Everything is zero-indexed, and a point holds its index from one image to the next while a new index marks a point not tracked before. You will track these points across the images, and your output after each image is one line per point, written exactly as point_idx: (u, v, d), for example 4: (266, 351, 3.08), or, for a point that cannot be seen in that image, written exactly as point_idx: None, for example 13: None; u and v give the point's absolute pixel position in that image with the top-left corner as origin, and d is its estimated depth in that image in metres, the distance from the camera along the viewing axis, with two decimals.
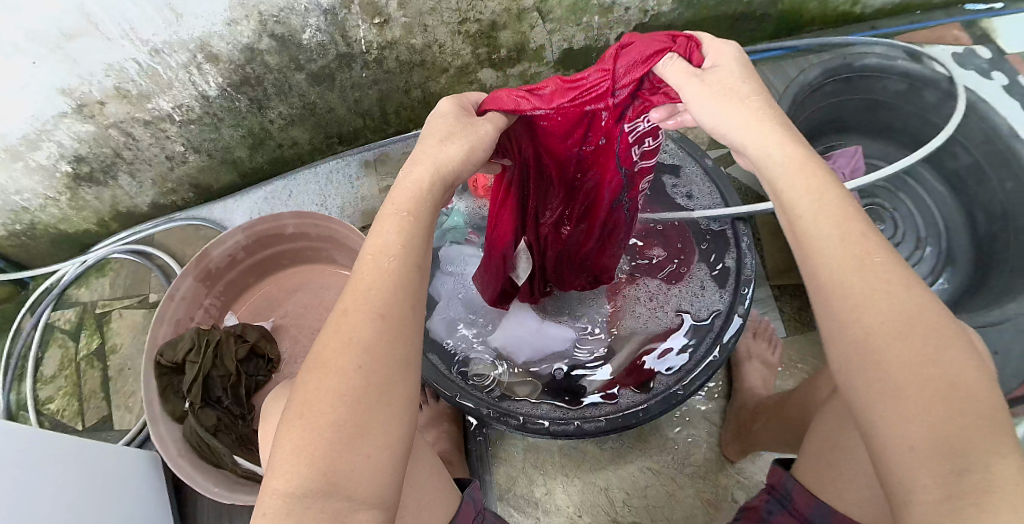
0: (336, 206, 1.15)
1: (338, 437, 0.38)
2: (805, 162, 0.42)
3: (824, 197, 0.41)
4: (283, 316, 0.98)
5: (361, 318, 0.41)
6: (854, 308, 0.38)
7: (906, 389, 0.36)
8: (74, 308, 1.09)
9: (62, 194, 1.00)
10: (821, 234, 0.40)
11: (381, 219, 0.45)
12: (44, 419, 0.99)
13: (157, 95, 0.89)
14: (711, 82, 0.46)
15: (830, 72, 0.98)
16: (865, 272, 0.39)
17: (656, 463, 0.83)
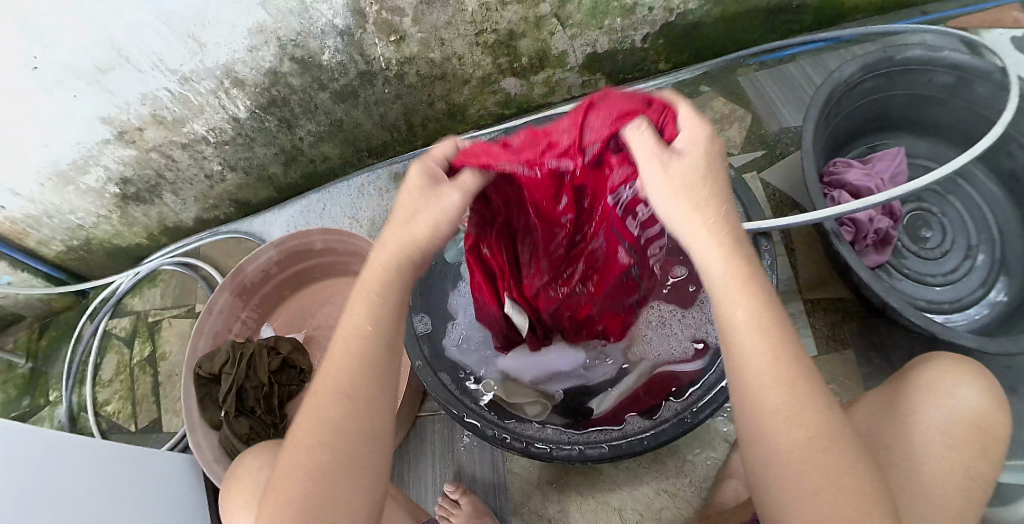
0: (367, 218, 1.16)
1: (307, 511, 0.43)
2: (748, 277, 0.42)
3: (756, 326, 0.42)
4: (316, 326, 1.01)
5: (331, 398, 0.46)
6: (781, 420, 0.40)
7: (821, 496, 0.39)
8: (129, 317, 1.19)
9: (113, 212, 1.08)
10: (755, 353, 0.41)
11: (353, 305, 0.49)
12: (102, 420, 1.10)
13: (191, 119, 0.94)
14: (673, 173, 0.43)
15: (867, 68, 0.88)
16: (794, 389, 0.41)
17: (673, 486, 0.82)
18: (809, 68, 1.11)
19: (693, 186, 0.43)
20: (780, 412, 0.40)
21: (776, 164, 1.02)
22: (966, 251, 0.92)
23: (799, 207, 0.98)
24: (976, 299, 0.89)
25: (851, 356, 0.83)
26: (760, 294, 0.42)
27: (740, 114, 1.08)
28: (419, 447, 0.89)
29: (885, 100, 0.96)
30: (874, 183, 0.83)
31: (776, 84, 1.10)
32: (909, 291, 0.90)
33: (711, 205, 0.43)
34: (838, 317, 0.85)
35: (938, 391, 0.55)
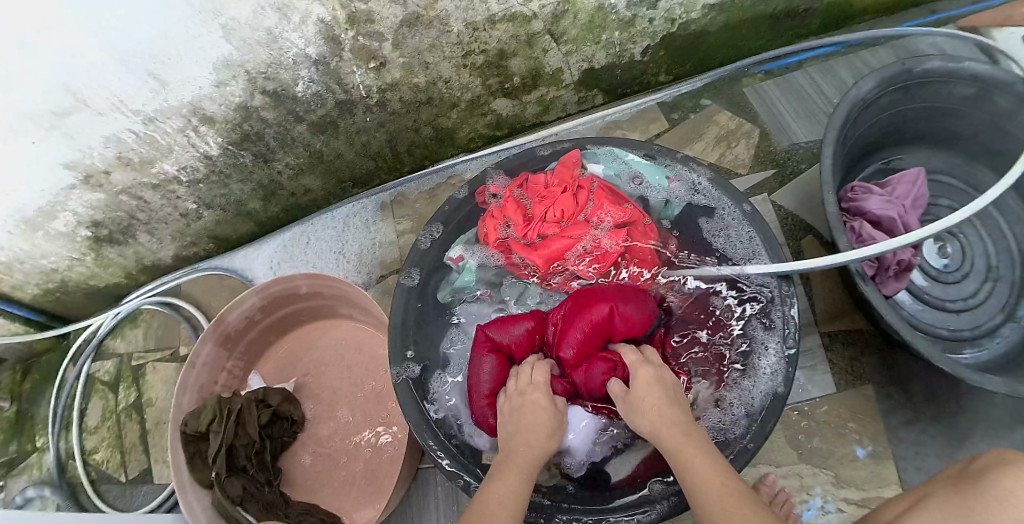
0: (355, 251, 1.09)
1: None
2: (683, 438, 0.61)
3: (691, 468, 0.57)
4: (304, 373, 0.96)
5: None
6: (712, 497, 0.53)
7: None
8: (112, 360, 1.13)
9: (87, 254, 1.02)
10: (691, 463, 0.58)
11: (504, 473, 0.61)
12: (91, 470, 1.07)
13: (160, 160, 0.88)
14: (627, 398, 0.68)
15: (885, 84, 0.86)
16: (719, 478, 0.55)
17: None
18: (824, 84, 1.05)
19: (646, 398, 0.66)
20: (715, 496, 0.53)
21: (790, 183, 0.97)
22: (984, 274, 0.91)
23: (812, 231, 0.94)
24: (997, 325, 0.88)
25: (870, 391, 0.85)
26: (695, 447, 0.59)
27: (747, 129, 1.03)
28: (422, 502, 0.86)
29: (903, 113, 0.95)
30: (895, 211, 0.82)
31: (783, 95, 1.04)
32: (924, 318, 0.90)
33: (650, 408, 0.65)
34: (856, 350, 0.87)
35: (1011, 498, 0.45)
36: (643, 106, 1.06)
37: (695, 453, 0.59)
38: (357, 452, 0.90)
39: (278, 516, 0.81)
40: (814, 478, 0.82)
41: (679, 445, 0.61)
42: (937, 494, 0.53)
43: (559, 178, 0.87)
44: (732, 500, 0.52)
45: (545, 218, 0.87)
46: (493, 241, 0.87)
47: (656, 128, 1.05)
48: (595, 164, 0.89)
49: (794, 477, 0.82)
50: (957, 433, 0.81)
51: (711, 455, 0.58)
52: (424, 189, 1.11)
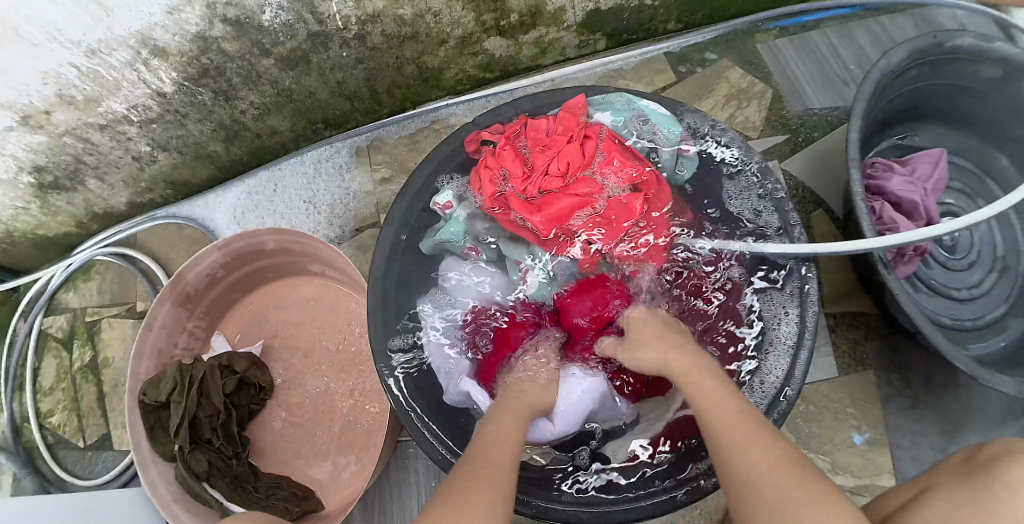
0: (327, 203, 0.98)
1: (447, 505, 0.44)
2: (693, 366, 0.60)
3: (704, 392, 0.56)
4: (272, 335, 0.88)
5: (496, 475, 0.49)
6: (730, 406, 0.52)
7: (771, 463, 0.46)
8: (65, 315, 1.04)
9: (32, 202, 0.91)
10: (703, 381, 0.57)
11: (491, 420, 0.60)
12: (47, 434, 1.00)
13: (106, 98, 0.77)
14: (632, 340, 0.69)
15: (914, 55, 0.82)
16: (730, 397, 0.54)
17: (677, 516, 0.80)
18: (841, 49, 0.98)
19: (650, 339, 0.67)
20: (726, 408, 0.52)
21: (801, 150, 0.93)
22: (990, 265, 0.92)
23: (823, 205, 0.91)
24: (997, 316, 0.90)
25: (871, 376, 0.88)
26: (705, 374, 0.59)
27: (759, 89, 0.96)
28: (402, 477, 0.81)
29: (924, 89, 0.91)
30: (917, 196, 0.87)
31: (797, 55, 0.98)
32: (929, 306, 0.91)
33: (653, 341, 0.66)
34: (859, 333, 0.90)
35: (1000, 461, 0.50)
36: (649, 57, 0.98)
37: (703, 378, 0.58)
38: (332, 422, 0.83)
39: (247, 491, 0.77)
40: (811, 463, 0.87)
41: (688, 374, 0.60)
42: (942, 483, 0.53)
43: (563, 125, 0.79)
44: (744, 421, 0.50)
45: (548, 170, 0.79)
46: (490, 197, 0.81)
47: (662, 81, 0.97)
48: (601, 112, 0.82)
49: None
50: (949, 425, 0.85)
51: (716, 380, 0.57)
52: (405, 130, 0.99)
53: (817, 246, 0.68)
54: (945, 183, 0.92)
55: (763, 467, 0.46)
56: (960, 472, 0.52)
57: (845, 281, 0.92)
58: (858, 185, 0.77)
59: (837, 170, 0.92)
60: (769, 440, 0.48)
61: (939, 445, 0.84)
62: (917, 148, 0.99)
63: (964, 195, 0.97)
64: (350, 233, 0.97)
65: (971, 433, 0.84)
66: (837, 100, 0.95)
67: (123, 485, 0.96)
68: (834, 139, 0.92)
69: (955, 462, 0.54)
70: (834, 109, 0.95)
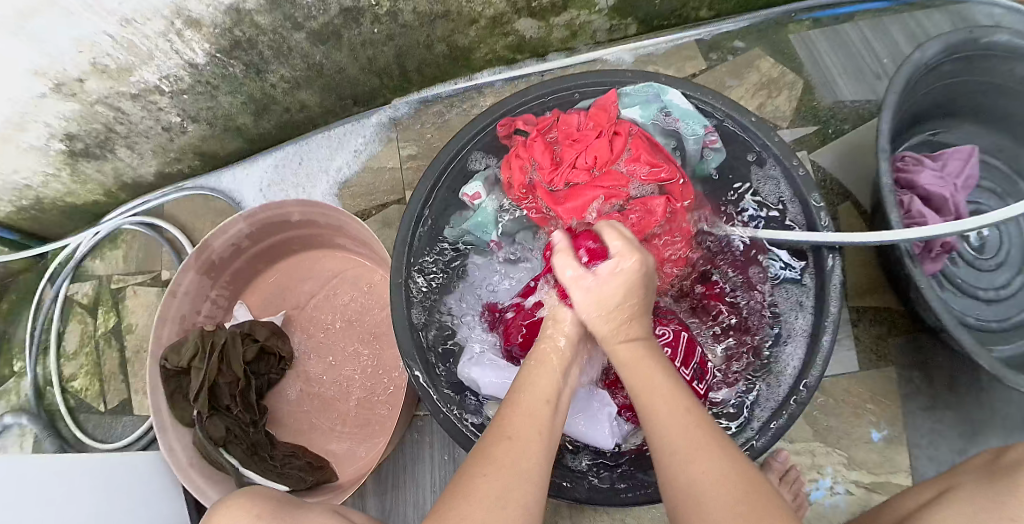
0: (353, 179, 0.99)
1: (493, 461, 0.44)
2: (643, 361, 0.50)
3: (652, 393, 0.46)
4: (295, 306, 0.89)
5: (534, 430, 0.46)
6: (657, 394, 0.46)
7: (710, 464, 0.41)
8: (90, 282, 1.06)
9: (62, 169, 0.93)
10: (628, 355, 0.51)
11: (543, 357, 0.54)
12: (69, 398, 1.02)
13: (139, 68, 0.78)
14: (600, 290, 0.54)
15: (950, 52, 0.80)
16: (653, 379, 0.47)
17: None
18: (875, 42, 0.96)
19: (617, 301, 0.54)
20: (645, 396, 0.46)
21: (830, 144, 0.92)
22: (1020, 266, 0.90)
23: (850, 198, 0.90)
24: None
25: (891, 373, 0.87)
26: (659, 372, 0.48)
27: (790, 79, 0.95)
28: (417, 451, 0.82)
29: (958, 87, 0.90)
30: (946, 190, 0.86)
31: (830, 47, 0.96)
32: (955, 306, 0.90)
33: (621, 312, 0.54)
34: (882, 329, 0.89)
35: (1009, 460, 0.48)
36: (680, 44, 0.98)
37: (656, 374, 0.48)
38: (350, 394, 0.84)
39: (262, 458, 0.78)
40: (827, 457, 0.86)
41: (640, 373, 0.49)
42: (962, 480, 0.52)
43: (593, 120, 0.78)
44: (693, 441, 0.42)
45: (575, 163, 0.79)
46: (518, 187, 0.80)
47: (692, 68, 0.97)
48: (630, 108, 0.82)
49: (807, 454, 0.86)
50: (969, 427, 0.84)
51: (673, 380, 0.48)
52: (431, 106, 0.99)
53: (846, 235, 0.66)
54: (975, 179, 0.91)
55: (702, 470, 0.40)
56: (981, 475, 0.51)
57: (871, 275, 0.91)
58: (887, 179, 0.76)
59: (866, 162, 0.91)
60: (714, 458, 0.41)
61: (957, 447, 0.83)
62: (947, 146, 0.98)
63: (995, 194, 0.96)
64: (374, 209, 0.98)
65: (992, 436, 0.83)
66: (869, 93, 0.94)
67: (142, 448, 0.98)
68: (865, 133, 0.91)
69: (979, 464, 0.53)
70: (866, 102, 0.93)
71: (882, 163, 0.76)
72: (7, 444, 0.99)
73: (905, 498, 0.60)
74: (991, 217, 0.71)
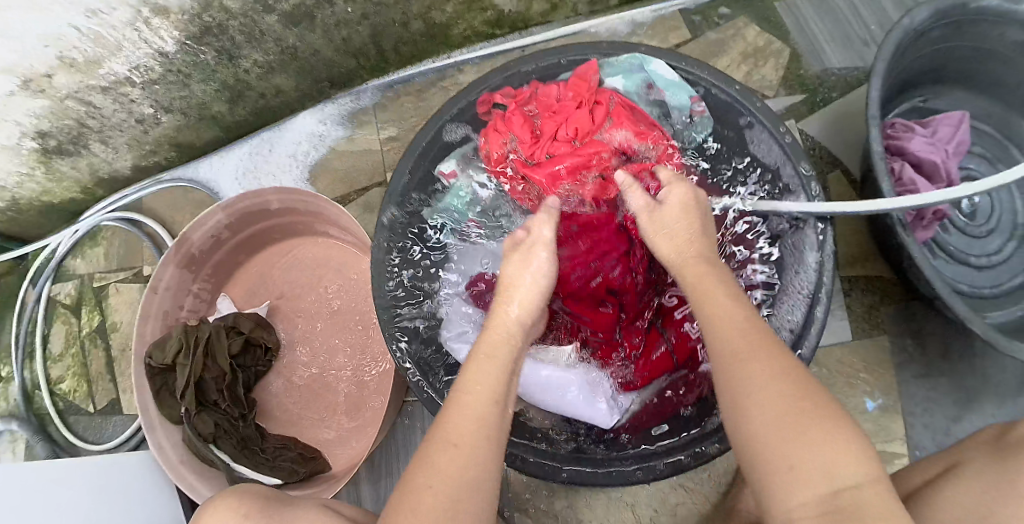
0: (334, 166, 0.97)
1: (438, 469, 0.43)
2: (707, 277, 0.53)
3: (717, 309, 0.48)
4: (279, 296, 0.87)
5: (470, 425, 0.45)
6: (723, 304, 0.48)
7: (781, 372, 0.41)
8: (73, 282, 1.04)
9: (37, 168, 0.91)
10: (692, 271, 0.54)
11: (486, 351, 0.52)
12: (57, 400, 1.00)
13: (108, 59, 0.75)
14: (659, 216, 0.61)
15: (937, 16, 0.79)
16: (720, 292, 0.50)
17: (689, 480, 0.79)
18: (861, 7, 0.94)
19: (680, 221, 0.60)
20: (710, 309, 0.49)
21: (818, 112, 0.90)
22: (1011, 230, 0.90)
23: (840, 166, 0.89)
24: (1015, 284, 0.88)
25: (885, 341, 0.87)
26: (720, 288, 0.51)
27: (776, 47, 0.94)
28: (409, 437, 0.81)
29: (946, 52, 0.88)
30: (938, 156, 0.85)
31: (816, 13, 0.94)
32: (947, 273, 0.89)
33: (683, 233, 0.59)
34: (875, 298, 0.88)
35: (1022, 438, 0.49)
36: (663, 14, 0.96)
37: (716, 291, 0.50)
38: (339, 383, 0.83)
39: (254, 452, 0.76)
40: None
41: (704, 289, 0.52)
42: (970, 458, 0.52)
43: (573, 91, 0.76)
44: (749, 347, 0.43)
45: (556, 136, 0.78)
46: (497, 160, 0.80)
47: (676, 38, 0.95)
48: (612, 77, 0.80)
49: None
50: (963, 394, 0.83)
51: (734, 293, 0.50)
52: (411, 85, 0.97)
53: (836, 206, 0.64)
54: (967, 146, 0.89)
55: (767, 376, 0.41)
56: (988, 453, 0.51)
57: (861, 243, 0.90)
58: (878, 145, 0.74)
59: (855, 129, 0.89)
60: (769, 366, 0.41)
61: (952, 413, 0.83)
62: (936, 112, 0.96)
63: (985, 160, 0.95)
64: (356, 193, 0.96)
65: (986, 402, 0.83)
66: (856, 60, 0.92)
67: (133, 447, 0.97)
68: (853, 100, 0.90)
69: (983, 441, 0.53)
70: (854, 69, 0.92)
71: (871, 130, 0.75)
72: None
73: (909, 472, 0.59)
74: (986, 185, 0.70)
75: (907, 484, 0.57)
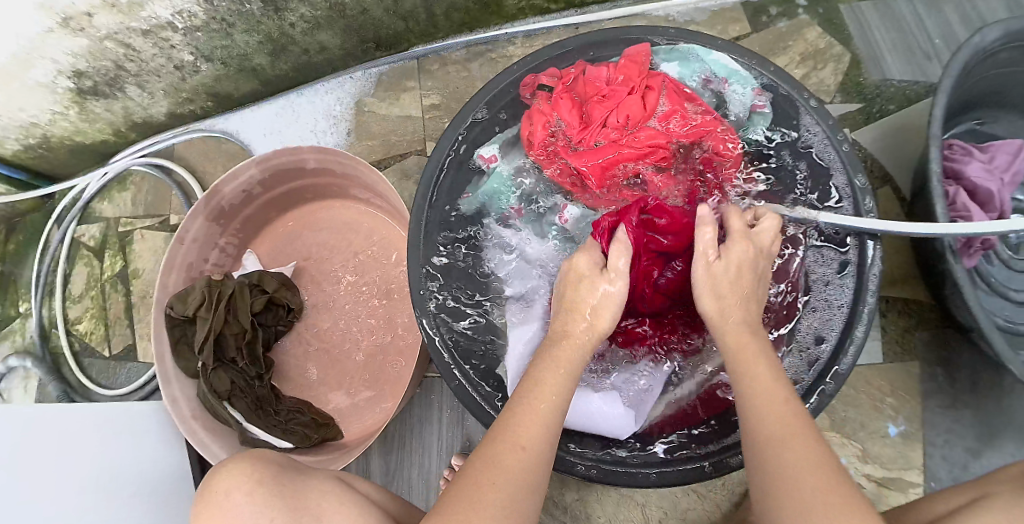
0: (369, 131, 0.95)
1: (498, 496, 0.40)
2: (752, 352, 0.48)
3: (746, 360, 0.47)
4: (304, 257, 0.86)
5: (537, 430, 0.44)
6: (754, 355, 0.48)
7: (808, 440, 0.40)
8: (98, 225, 1.04)
9: (70, 108, 0.90)
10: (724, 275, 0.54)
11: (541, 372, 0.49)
12: (74, 340, 1.01)
13: (151, 2, 0.73)
14: (712, 274, 0.54)
15: (1012, 35, 0.75)
16: (739, 343, 0.50)
17: (701, 487, 0.77)
18: (929, 20, 0.90)
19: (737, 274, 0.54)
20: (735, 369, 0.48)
21: (875, 122, 0.87)
22: None
23: (890, 183, 0.85)
24: None
25: (915, 368, 0.84)
26: (767, 365, 0.47)
27: (837, 52, 0.90)
28: (425, 413, 0.79)
29: (1012, 76, 0.84)
30: (995, 185, 0.81)
31: (882, 20, 0.90)
32: (986, 305, 0.85)
33: (733, 296, 0.53)
34: (909, 322, 0.85)
35: None
36: (724, 4, 0.92)
37: (755, 360, 0.47)
38: (358, 352, 0.82)
39: (268, 414, 0.75)
40: (842, 448, 0.83)
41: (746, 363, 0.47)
42: (996, 492, 0.50)
43: (623, 73, 0.72)
44: (790, 423, 0.42)
45: (606, 122, 0.72)
46: (538, 144, 0.74)
47: (736, 31, 0.92)
48: (667, 63, 0.75)
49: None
50: (985, 429, 0.80)
51: (775, 367, 0.47)
52: (457, 54, 0.94)
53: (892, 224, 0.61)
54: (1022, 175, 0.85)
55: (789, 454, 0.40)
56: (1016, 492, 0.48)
57: (904, 263, 0.86)
58: (936, 165, 0.71)
59: (910, 146, 0.85)
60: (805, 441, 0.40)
61: (973, 448, 0.80)
62: (993, 138, 0.92)
63: None
64: (391, 160, 0.94)
65: (1007, 442, 0.79)
66: (918, 74, 0.88)
67: (145, 396, 0.96)
68: (914, 114, 0.86)
69: (1013, 474, 0.51)
70: (914, 83, 0.87)
71: (931, 150, 0.71)
72: (14, 386, 0.99)
73: (927, 504, 0.56)
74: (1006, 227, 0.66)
75: (923, 516, 0.55)
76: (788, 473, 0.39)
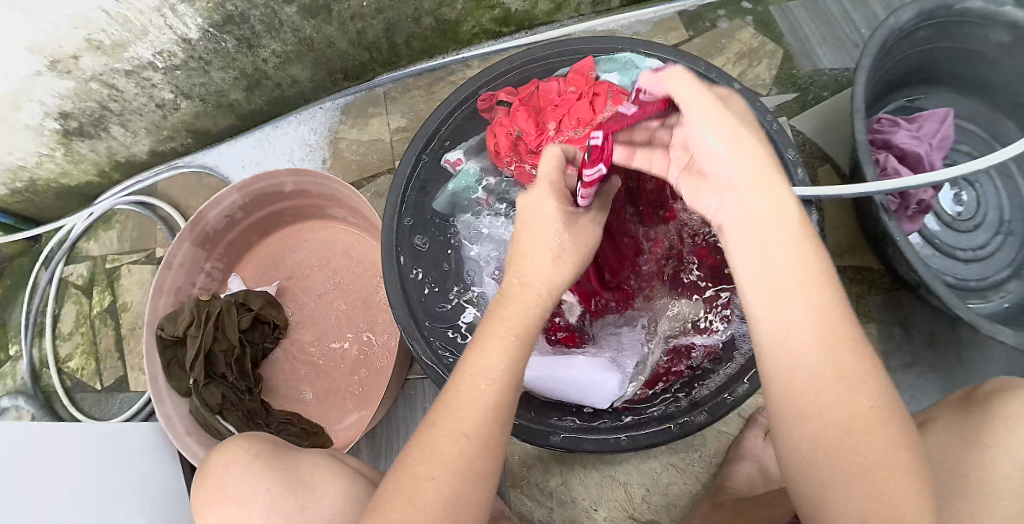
0: (343, 151, 1.01)
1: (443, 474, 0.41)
2: (789, 258, 0.40)
3: (780, 272, 0.40)
4: (288, 277, 0.91)
5: (489, 405, 0.43)
6: (786, 265, 0.40)
7: (857, 388, 0.37)
8: (85, 263, 1.07)
9: (57, 149, 0.94)
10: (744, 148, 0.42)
11: (488, 335, 0.46)
12: (65, 377, 1.03)
13: (133, 43, 0.79)
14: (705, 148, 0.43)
15: (922, 16, 0.83)
16: (763, 246, 0.41)
17: (679, 460, 0.82)
18: (853, 13, 0.98)
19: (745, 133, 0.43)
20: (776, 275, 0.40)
21: (809, 109, 0.94)
22: (995, 228, 0.92)
23: (830, 162, 0.92)
24: (1001, 278, 0.90)
25: (872, 330, 0.89)
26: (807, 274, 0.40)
27: (770, 49, 0.98)
28: (410, 415, 0.83)
29: (932, 54, 0.92)
30: (922, 148, 0.88)
31: (810, 18, 0.99)
32: (935, 265, 0.91)
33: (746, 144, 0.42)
34: (861, 287, 0.91)
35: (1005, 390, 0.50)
36: (665, 15, 1.00)
37: (805, 277, 0.39)
38: (345, 359, 0.86)
39: (258, 426, 0.78)
40: None
41: (779, 271, 0.40)
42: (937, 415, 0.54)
43: (572, 85, 0.81)
44: (841, 360, 0.38)
45: (561, 126, 0.81)
46: (503, 152, 0.82)
47: (676, 38, 1.00)
48: (608, 72, 0.82)
49: None
50: (942, 385, 0.86)
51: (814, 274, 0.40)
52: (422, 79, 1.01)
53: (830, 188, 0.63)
54: (950, 141, 0.92)
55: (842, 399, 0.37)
56: (956, 407, 0.52)
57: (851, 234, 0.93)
58: (862, 137, 0.78)
59: (845, 130, 0.93)
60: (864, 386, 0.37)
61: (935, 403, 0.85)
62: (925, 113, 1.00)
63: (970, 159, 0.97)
64: (366, 181, 0.99)
65: None
66: (847, 62, 0.96)
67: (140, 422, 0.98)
68: (842, 99, 0.94)
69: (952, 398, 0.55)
70: (842, 70, 0.96)
71: (856, 123, 0.78)
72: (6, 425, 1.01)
73: None
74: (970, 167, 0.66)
75: None
76: (843, 421, 0.37)
